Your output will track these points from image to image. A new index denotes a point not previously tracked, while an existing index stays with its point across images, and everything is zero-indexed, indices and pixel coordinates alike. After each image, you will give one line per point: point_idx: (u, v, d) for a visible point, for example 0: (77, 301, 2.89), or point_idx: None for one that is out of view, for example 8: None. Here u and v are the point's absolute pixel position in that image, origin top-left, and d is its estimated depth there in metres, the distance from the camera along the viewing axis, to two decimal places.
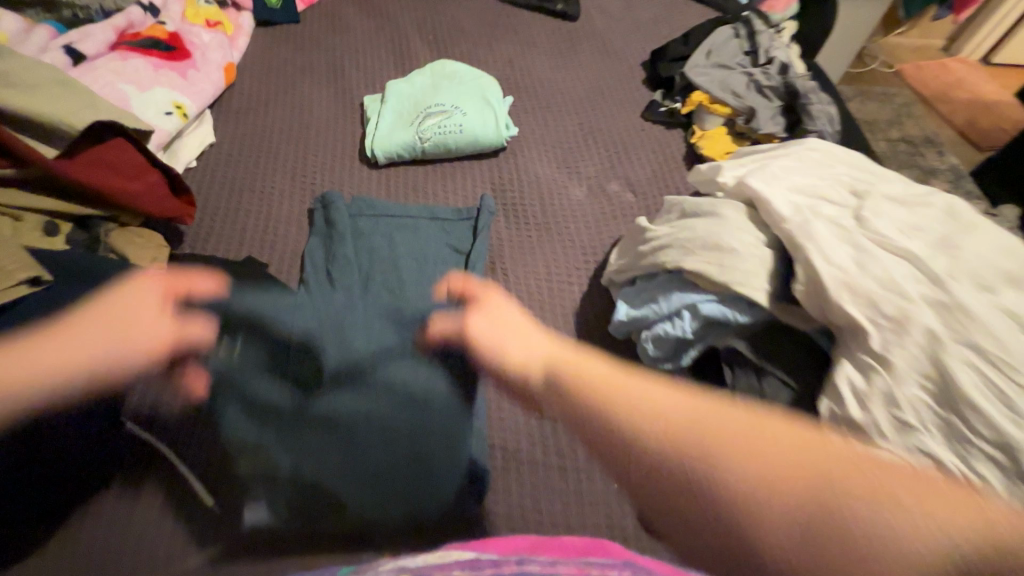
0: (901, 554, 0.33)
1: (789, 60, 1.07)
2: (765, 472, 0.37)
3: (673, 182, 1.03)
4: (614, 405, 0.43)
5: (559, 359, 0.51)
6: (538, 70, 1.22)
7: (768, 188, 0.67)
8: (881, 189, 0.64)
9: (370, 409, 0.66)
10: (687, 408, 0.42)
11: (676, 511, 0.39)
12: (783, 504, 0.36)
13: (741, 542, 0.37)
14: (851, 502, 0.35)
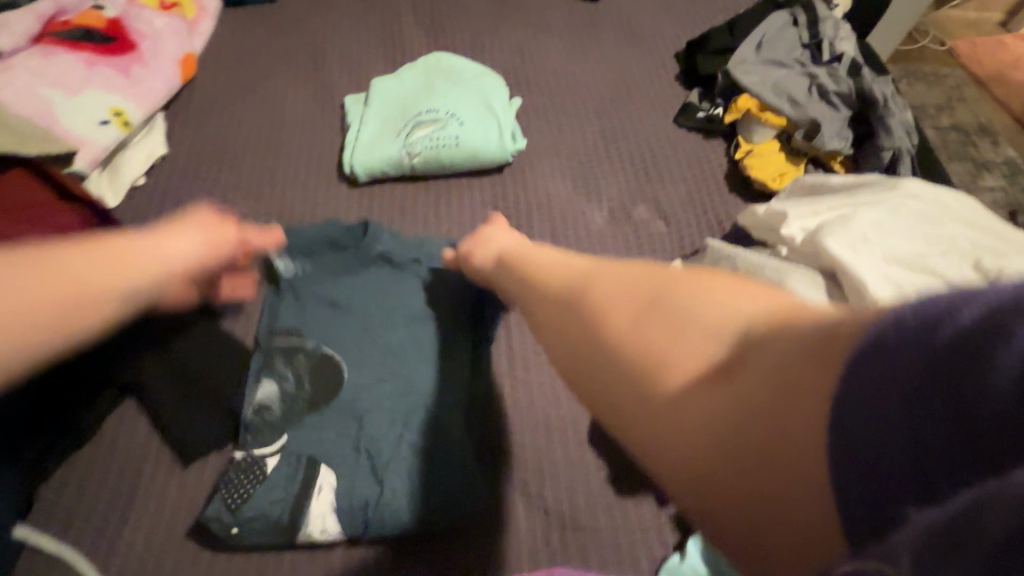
0: (714, 321, 0.28)
1: (859, 57, 0.89)
2: (644, 288, 0.32)
3: (713, 208, 0.85)
4: (522, 271, 0.45)
5: (508, 251, 0.53)
6: (554, 61, 1.03)
7: (860, 257, 0.50)
8: (1017, 268, 0.47)
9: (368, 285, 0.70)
10: (569, 261, 0.41)
11: (566, 346, 0.33)
12: (663, 314, 0.30)
13: (592, 350, 0.31)
14: (680, 293, 0.30)
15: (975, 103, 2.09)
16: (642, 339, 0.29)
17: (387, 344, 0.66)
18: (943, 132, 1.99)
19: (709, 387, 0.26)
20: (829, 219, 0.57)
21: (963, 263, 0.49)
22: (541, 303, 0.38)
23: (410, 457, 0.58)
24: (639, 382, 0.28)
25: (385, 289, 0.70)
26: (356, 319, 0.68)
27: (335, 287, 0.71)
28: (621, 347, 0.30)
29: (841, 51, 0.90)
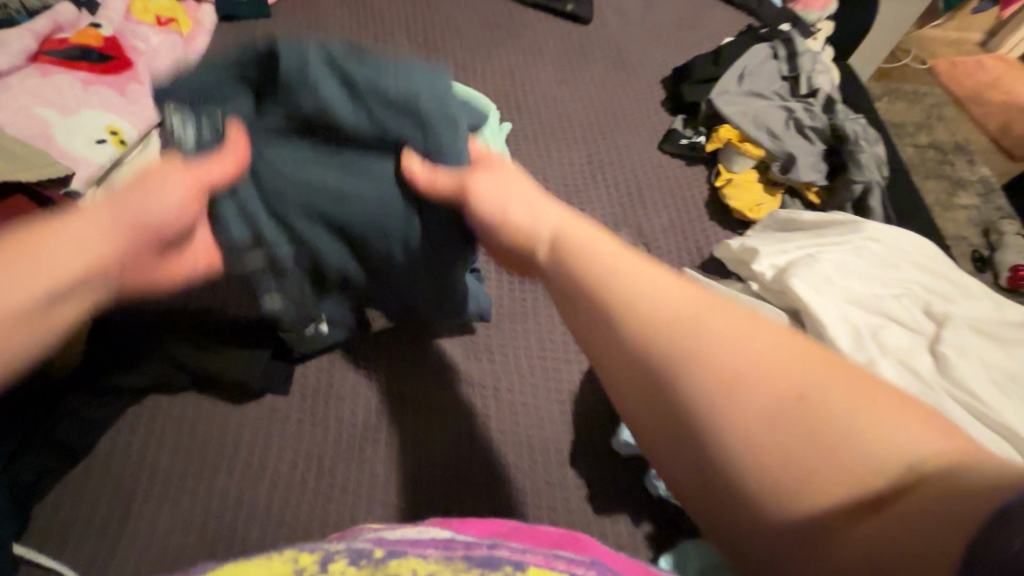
0: (876, 448, 0.33)
1: (835, 92, 0.93)
2: (793, 395, 0.35)
3: (693, 236, 0.88)
4: (607, 283, 0.43)
5: (568, 234, 0.48)
6: (544, 85, 1.06)
7: (821, 298, 0.54)
8: (962, 313, 0.51)
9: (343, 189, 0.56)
10: (672, 292, 0.42)
11: (682, 440, 0.37)
12: (818, 431, 0.34)
13: (720, 439, 0.35)
14: (838, 409, 0.34)
15: (953, 123, 2.15)
16: (786, 459, 0.34)
17: (370, 229, 0.57)
18: (922, 150, 2.05)
19: (853, 517, 0.32)
20: (796, 258, 0.61)
21: (916, 307, 0.53)
22: (639, 357, 0.40)
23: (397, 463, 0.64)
24: (770, 508, 0.34)
25: (353, 170, 0.56)
26: (324, 201, 0.56)
27: (274, 164, 0.56)
28: (762, 464, 0.34)
29: (818, 86, 0.95)
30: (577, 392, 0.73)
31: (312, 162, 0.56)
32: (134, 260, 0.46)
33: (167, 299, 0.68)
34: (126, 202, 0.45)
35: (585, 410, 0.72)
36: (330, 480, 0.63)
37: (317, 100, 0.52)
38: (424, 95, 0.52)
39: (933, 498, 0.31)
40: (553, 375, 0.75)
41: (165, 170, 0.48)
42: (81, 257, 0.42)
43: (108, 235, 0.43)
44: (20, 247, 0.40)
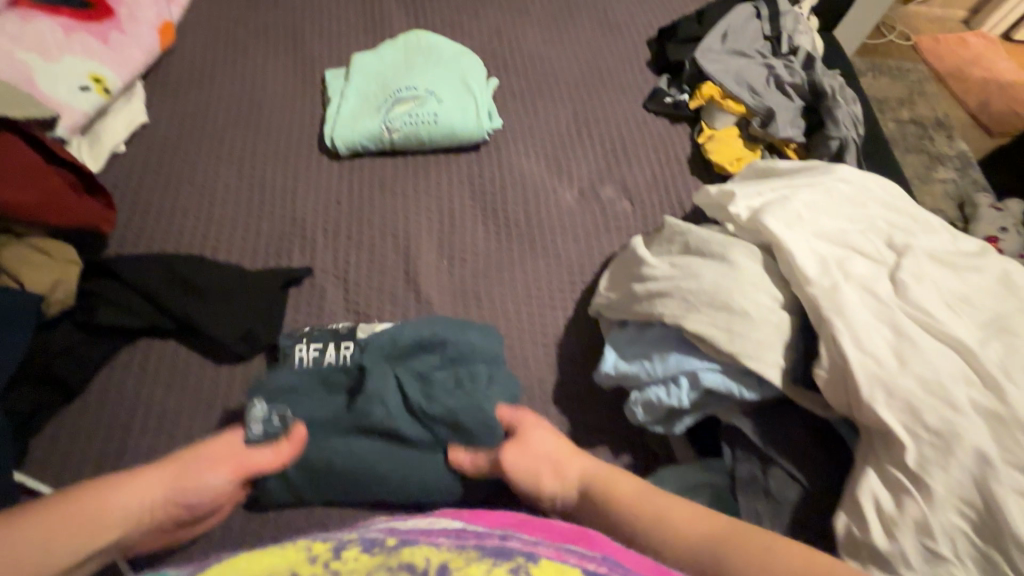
0: None
1: (814, 51, 0.95)
2: None
3: (675, 190, 0.91)
4: (629, 517, 0.49)
5: (595, 486, 0.53)
6: (531, 44, 1.07)
7: (792, 232, 0.56)
8: (922, 244, 0.54)
9: (375, 458, 0.57)
10: (682, 523, 0.47)
11: None
12: None
13: None
14: None
15: (934, 98, 2.18)
16: None
17: (400, 454, 0.57)
18: (904, 125, 2.09)
19: None
20: (771, 199, 0.63)
21: (880, 240, 0.56)
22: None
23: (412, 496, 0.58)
24: None
25: (395, 454, 0.57)
26: (363, 470, 0.56)
27: (333, 448, 0.57)
28: None
29: (798, 45, 0.97)
30: (561, 334, 0.76)
31: (361, 445, 0.57)
32: (163, 523, 0.51)
33: (173, 257, 0.73)
34: (208, 461, 0.53)
35: (569, 354, 0.75)
36: None
37: (378, 421, 0.57)
38: (467, 420, 0.57)
39: None
40: (538, 319, 0.77)
41: (204, 447, 0.55)
42: (120, 512, 0.49)
43: (137, 498, 0.50)
44: (83, 508, 0.48)
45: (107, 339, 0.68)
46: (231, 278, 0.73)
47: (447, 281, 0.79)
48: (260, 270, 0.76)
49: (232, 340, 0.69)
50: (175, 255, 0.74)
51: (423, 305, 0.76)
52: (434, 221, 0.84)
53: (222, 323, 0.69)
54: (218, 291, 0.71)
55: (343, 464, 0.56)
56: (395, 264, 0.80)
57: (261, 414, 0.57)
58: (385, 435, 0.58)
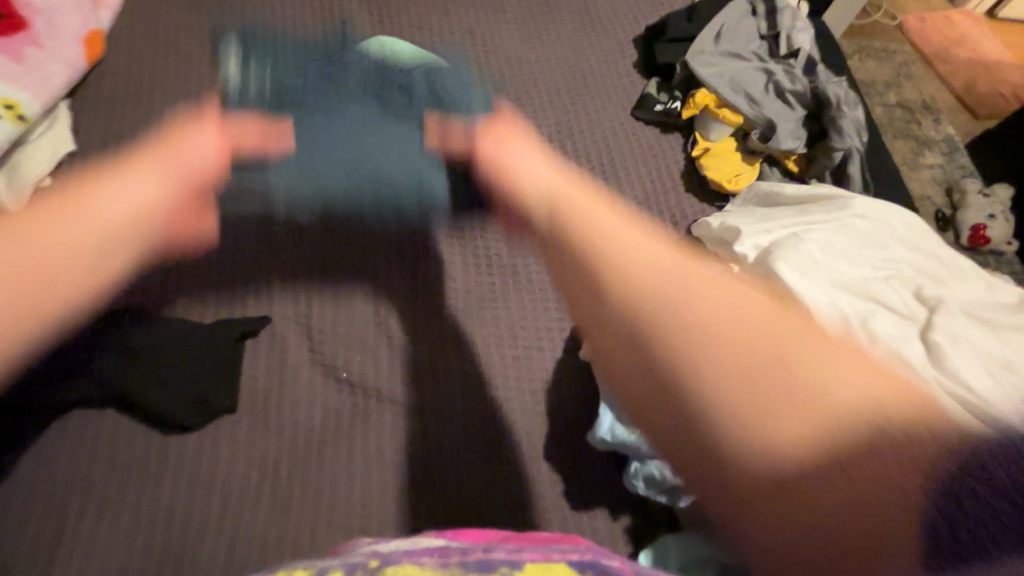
0: (848, 404, 0.33)
1: (815, 54, 0.89)
2: (773, 354, 0.36)
3: (668, 210, 0.83)
4: (597, 236, 0.43)
5: (566, 202, 0.46)
6: (506, 46, 0.97)
7: (809, 283, 0.50)
8: (952, 297, 0.49)
9: (349, 127, 0.72)
10: (666, 262, 0.41)
11: (661, 380, 0.37)
12: (777, 380, 0.35)
13: (689, 394, 0.36)
14: (811, 365, 0.35)
15: (925, 80, 2.10)
16: (751, 415, 0.34)
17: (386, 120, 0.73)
18: (892, 110, 2.03)
19: (817, 475, 0.32)
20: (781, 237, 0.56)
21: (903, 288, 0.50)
22: (625, 308, 0.39)
23: (368, 189, 0.72)
24: (732, 465, 0.33)
25: (360, 95, 0.74)
26: (348, 157, 0.70)
27: (318, 132, 0.71)
28: (732, 422, 0.34)
29: (798, 46, 0.89)
30: (551, 383, 0.71)
31: (332, 154, 0.71)
32: (177, 210, 0.49)
33: (116, 314, 0.65)
34: (179, 161, 0.48)
35: (558, 405, 0.69)
36: (289, 488, 0.62)
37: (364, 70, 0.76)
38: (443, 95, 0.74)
39: (885, 448, 0.32)
40: (524, 365, 0.72)
41: (145, 159, 0.47)
42: (112, 208, 0.43)
43: (133, 203, 0.44)
44: (76, 215, 0.42)
45: (41, 414, 0.61)
46: (182, 334, 0.65)
47: (423, 327, 0.72)
48: (210, 323, 0.68)
49: (182, 411, 0.62)
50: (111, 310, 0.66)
51: (400, 354, 0.70)
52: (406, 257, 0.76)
53: (169, 392, 0.62)
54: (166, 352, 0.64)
55: (337, 160, 0.71)
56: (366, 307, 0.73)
57: (233, 75, 0.79)
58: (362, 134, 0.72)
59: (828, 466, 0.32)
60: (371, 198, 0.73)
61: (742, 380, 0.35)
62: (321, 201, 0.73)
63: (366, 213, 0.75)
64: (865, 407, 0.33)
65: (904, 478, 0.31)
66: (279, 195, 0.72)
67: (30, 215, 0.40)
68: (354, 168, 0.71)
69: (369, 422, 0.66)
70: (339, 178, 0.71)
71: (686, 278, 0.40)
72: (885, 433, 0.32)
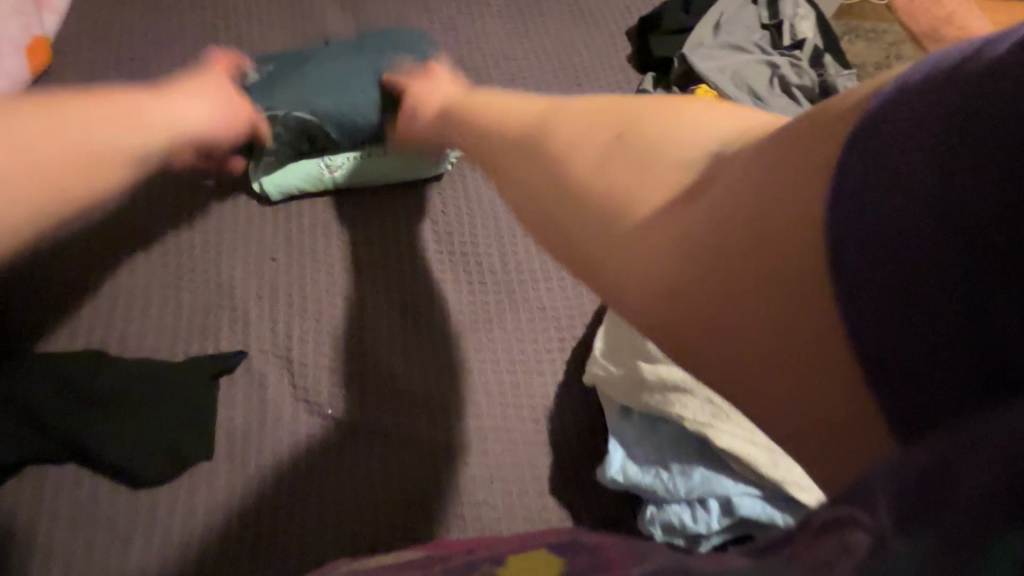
0: (688, 144, 0.29)
1: (819, 46, 0.85)
2: (615, 127, 0.31)
3: None
4: (481, 121, 0.44)
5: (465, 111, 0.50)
6: (494, 37, 0.90)
7: None
8: None
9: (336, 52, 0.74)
10: (527, 108, 0.40)
11: (530, 190, 0.33)
12: (627, 144, 0.30)
13: (554, 179, 0.32)
14: (653, 122, 0.30)
15: None
16: (614, 181, 0.29)
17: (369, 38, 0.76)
18: None
19: (677, 213, 0.26)
20: None
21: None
22: (499, 154, 0.38)
23: (357, 115, 0.71)
24: (613, 222, 0.28)
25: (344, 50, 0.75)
26: (328, 85, 0.71)
27: (304, 75, 0.72)
28: (597, 195, 0.29)
29: (802, 36, 0.85)
30: (553, 408, 0.65)
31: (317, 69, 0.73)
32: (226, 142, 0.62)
33: (86, 355, 0.60)
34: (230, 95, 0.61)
35: (561, 433, 0.64)
36: (270, 540, 0.56)
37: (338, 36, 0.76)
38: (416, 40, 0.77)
39: (747, 161, 0.25)
40: (525, 390, 0.66)
41: (211, 83, 0.60)
42: (217, 120, 0.56)
43: (217, 114, 0.57)
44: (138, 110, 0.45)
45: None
46: (161, 373, 0.60)
47: (411, 353, 0.66)
48: (175, 362, 0.62)
49: (144, 466, 0.57)
50: (80, 351, 0.61)
51: (388, 386, 0.64)
52: (392, 276, 0.70)
53: (140, 445, 0.57)
54: (145, 396, 0.59)
55: (316, 85, 0.71)
56: (348, 333, 0.66)
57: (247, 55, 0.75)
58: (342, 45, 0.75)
59: (694, 203, 0.26)
60: (348, 114, 0.71)
61: (589, 135, 0.31)
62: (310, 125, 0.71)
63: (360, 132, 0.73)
64: (718, 153, 0.27)
65: (798, 173, 0.22)
66: (287, 107, 0.70)
67: (107, 105, 0.43)
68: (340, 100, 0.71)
69: (358, 463, 0.60)
70: (324, 108, 0.71)
71: (543, 109, 0.37)
72: (762, 151, 0.25)
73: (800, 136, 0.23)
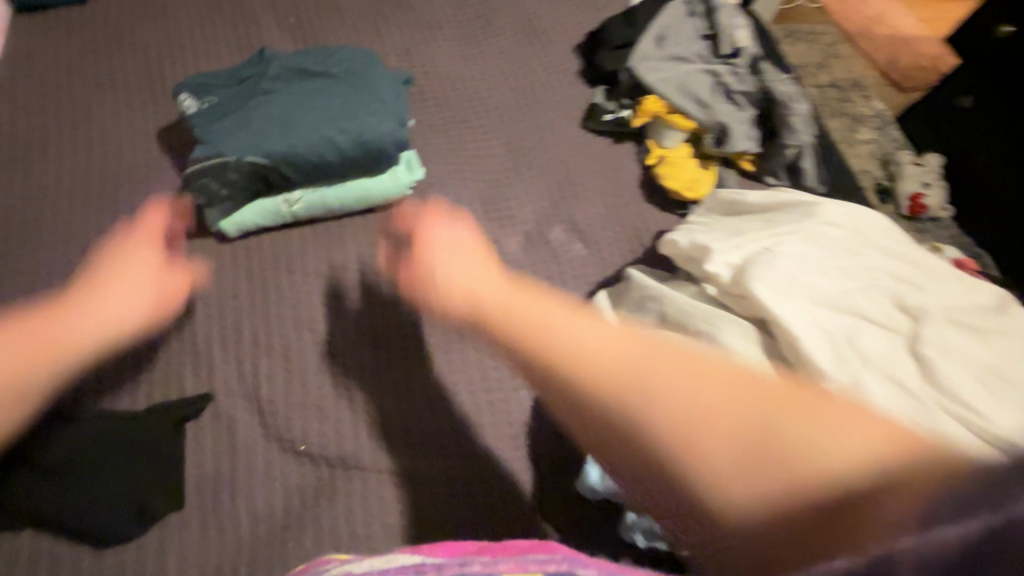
0: (832, 456, 0.28)
1: (755, 53, 0.89)
2: (746, 425, 0.30)
3: (632, 222, 0.80)
4: (555, 346, 0.36)
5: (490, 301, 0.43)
6: (445, 62, 0.91)
7: (793, 306, 0.47)
8: (936, 304, 0.47)
9: (285, 90, 0.73)
10: (608, 338, 0.35)
11: (632, 451, 0.32)
12: (762, 447, 0.29)
13: (664, 463, 0.31)
14: (786, 424, 0.29)
15: None
16: (728, 468, 0.29)
17: (315, 70, 0.75)
18: None
19: (803, 530, 0.27)
20: (752, 253, 0.53)
21: (986, 380, 0.42)
22: (576, 392, 0.34)
23: (311, 150, 0.69)
24: (731, 518, 0.29)
25: (288, 83, 0.74)
26: (280, 124, 0.70)
27: (252, 116, 0.70)
28: (721, 488, 0.29)
29: (739, 45, 0.89)
30: (530, 423, 0.65)
31: (265, 107, 0.71)
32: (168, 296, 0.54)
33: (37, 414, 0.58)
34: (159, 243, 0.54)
35: (540, 446, 0.64)
36: None
37: (282, 70, 0.75)
38: (364, 71, 0.77)
39: (881, 500, 0.26)
40: (501, 407, 0.66)
41: (120, 272, 0.49)
42: (91, 330, 0.43)
43: (104, 322, 0.45)
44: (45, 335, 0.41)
45: None
46: (117, 424, 0.58)
47: (386, 380, 0.66)
48: (130, 412, 0.60)
49: (102, 522, 0.54)
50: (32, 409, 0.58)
51: (363, 415, 0.64)
52: (361, 303, 0.70)
53: (100, 500, 0.54)
54: (101, 448, 0.56)
55: (267, 125, 0.69)
56: (318, 366, 0.66)
57: (189, 102, 0.72)
58: (288, 82, 0.74)
59: (810, 511, 0.27)
60: (303, 150, 0.69)
61: (705, 418, 0.30)
62: (263, 166, 0.69)
63: (316, 170, 0.71)
64: (843, 469, 0.27)
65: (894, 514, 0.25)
66: (239, 152, 0.68)
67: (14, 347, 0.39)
68: (294, 137, 0.69)
69: (337, 496, 0.59)
70: (278, 146, 0.69)
71: (635, 350, 0.34)
72: (884, 497, 0.26)
73: (910, 486, 0.25)
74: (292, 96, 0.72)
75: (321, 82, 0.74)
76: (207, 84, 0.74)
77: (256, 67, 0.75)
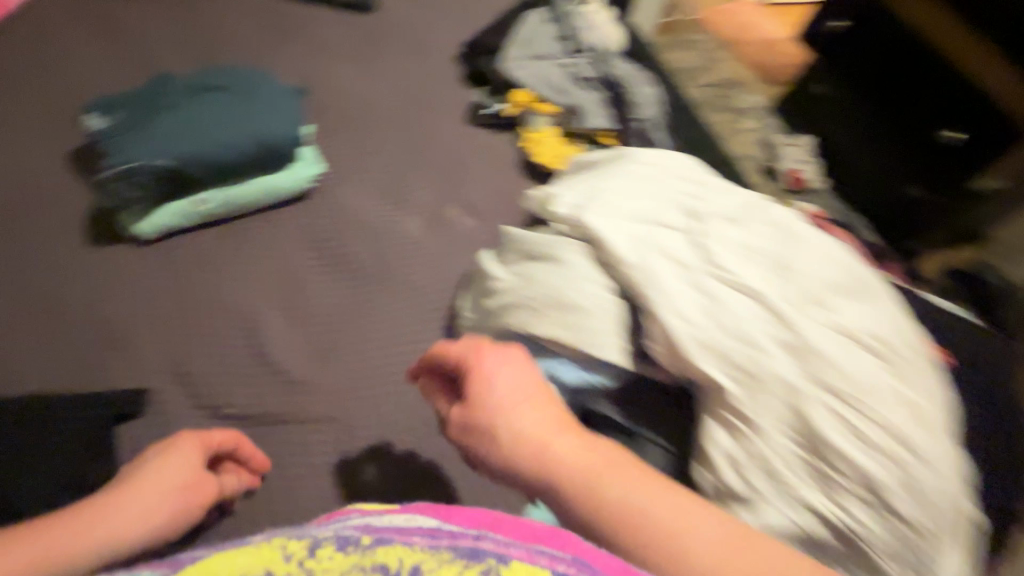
0: None
1: (601, 48, 1.06)
2: None
3: (515, 196, 0.93)
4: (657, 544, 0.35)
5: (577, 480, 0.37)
6: (341, 77, 1.02)
7: (604, 218, 0.61)
8: (711, 207, 0.60)
9: (186, 103, 0.82)
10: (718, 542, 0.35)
11: None
12: None
13: None
14: None
15: None
16: None
17: (213, 86, 0.85)
18: None
19: None
20: (581, 191, 0.67)
21: (742, 251, 0.56)
22: None
23: (215, 152, 0.78)
24: None
25: (189, 98, 0.83)
26: (183, 131, 0.78)
27: (155, 125, 0.79)
28: None
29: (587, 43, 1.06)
30: None
31: (168, 119, 0.79)
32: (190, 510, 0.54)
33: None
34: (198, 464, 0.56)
35: None
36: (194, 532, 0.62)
37: (182, 87, 0.84)
38: (259, 83, 0.87)
39: None
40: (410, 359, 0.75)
41: (147, 491, 0.50)
42: (108, 544, 0.46)
43: (117, 535, 0.47)
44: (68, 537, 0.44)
45: None
46: (58, 410, 0.62)
47: (304, 349, 0.74)
48: (75, 399, 0.64)
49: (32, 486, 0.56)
50: None
51: (284, 382, 0.71)
52: (277, 287, 0.79)
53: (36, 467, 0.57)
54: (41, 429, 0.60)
55: (170, 133, 0.78)
56: (240, 345, 0.73)
57: (95, 120, 0.80)
58: (189, 97, 0.83)
59: None
60: (206, 152, 0.78)
61: None
62: (171, 169, 0.77)
63: (222, 169, 0.80)
64: None
65: None
66: (147, 158, 0.76)
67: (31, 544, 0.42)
68: (197, 141, 0.78)
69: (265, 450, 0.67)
70: (183, 150, 0.77)
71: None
72: None
73: None
74: (193, 108, 0.81)
75: (219, 95, 0.84)
76: (111, 104, 0.82)
77: (157, 87, 0.84)
